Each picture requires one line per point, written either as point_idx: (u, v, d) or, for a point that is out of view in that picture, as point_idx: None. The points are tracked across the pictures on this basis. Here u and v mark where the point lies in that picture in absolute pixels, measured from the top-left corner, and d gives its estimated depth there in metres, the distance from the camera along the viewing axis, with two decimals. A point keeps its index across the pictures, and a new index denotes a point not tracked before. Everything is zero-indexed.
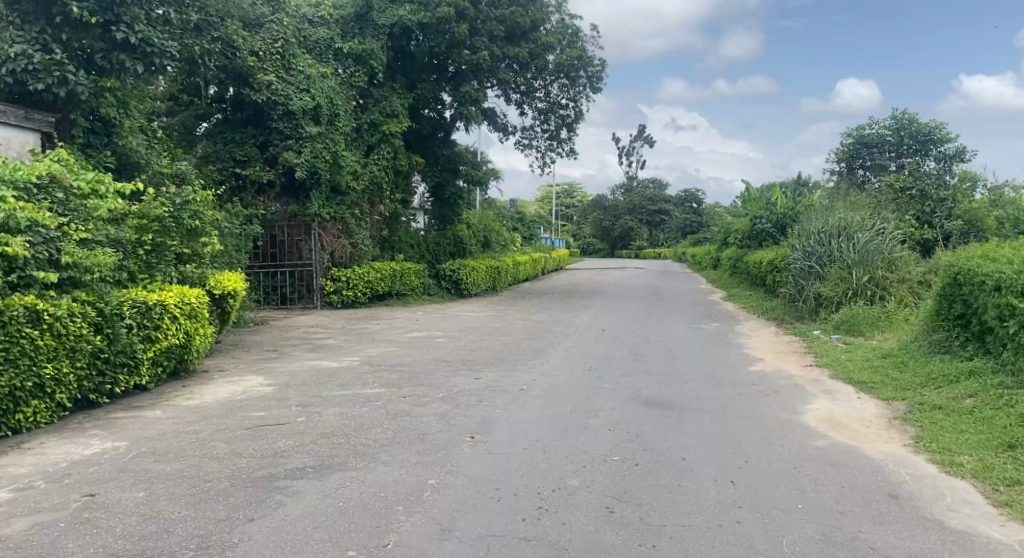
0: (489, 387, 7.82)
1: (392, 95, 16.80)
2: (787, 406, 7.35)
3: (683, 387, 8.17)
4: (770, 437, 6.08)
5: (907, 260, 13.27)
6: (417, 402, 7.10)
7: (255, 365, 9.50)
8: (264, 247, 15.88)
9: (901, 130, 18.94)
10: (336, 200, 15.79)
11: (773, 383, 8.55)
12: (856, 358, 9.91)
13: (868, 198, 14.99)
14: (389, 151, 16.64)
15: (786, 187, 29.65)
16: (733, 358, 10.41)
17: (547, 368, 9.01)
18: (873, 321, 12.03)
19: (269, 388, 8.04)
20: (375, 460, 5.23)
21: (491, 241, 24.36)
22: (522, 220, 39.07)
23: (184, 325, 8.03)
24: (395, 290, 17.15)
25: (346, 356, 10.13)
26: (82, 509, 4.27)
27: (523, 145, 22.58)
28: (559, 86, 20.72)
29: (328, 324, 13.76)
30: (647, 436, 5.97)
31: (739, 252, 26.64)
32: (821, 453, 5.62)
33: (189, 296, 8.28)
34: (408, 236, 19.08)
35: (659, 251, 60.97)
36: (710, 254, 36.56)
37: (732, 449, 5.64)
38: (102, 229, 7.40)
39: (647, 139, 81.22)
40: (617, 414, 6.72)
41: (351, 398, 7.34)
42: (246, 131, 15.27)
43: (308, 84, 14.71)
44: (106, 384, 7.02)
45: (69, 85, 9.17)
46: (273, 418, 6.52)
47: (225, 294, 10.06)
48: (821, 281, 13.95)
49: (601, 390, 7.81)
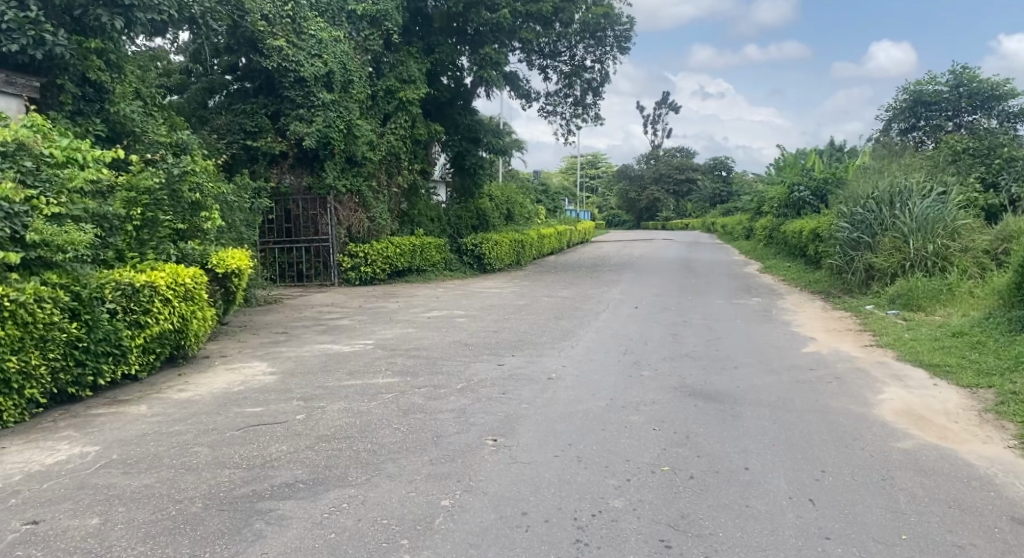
0: (515, 376, 6.97)
1: (409, 60, 15.88)
2: (855, 397, 6.45)
3: (732, 373, 7.28)
4: (846, 436, 5.19)
5: (972, 228, 12.12)
6: (433, 395, 6.28)
7: (260, 350, 8.73)
8: (278, 221, 15.04)
9: (959, 86, 17.89)
10: (351, 170, 15.02)
11: (833, 368, 7.65)
12: (922, 337, 8.95)
13: (924, 160, 13.85)
14: (405, 120, 15.75)
15: (825, 153, 28.45)
16: (782, 338, 9.47)
17: (578, 352, 8.17)
18: (934, 294, 11.01)
19: (270, 377, 7.25)
20: (380, 472, 4.40)
21: (514, 213, 23.40)
22: (547, 192, 38.12)
23: (178, 308, 7.27)
24: (415, 266, 16.38)
25: (360, 339, 9.36)
26: (16, 545, 3.51)
27: (546, 112, 21.60)
28: (585, 47, 19.64)
29: (345, 303, 13.02)
30: (700, 437, 5.12)
31: (773, 221, 25.52)
32: (911, 457, 4.75)
33: (184, 276, 7.51)
34: (429, 209, 18.26)
35: (687, 221, 59.53)
36: (744, 225, 35.42)
37: (801, 454, 4.79)
38: (80, 202, 6.63)
39: (673, 107, 79.18)
40: (661, 409, 5.84)
41: (359, 390, 6.54)
42: (257, 100, 14.41)
43: (320, 49, 13.86)
44: (87, 376, 6.26)
45: (46, 46, 8.45)
46: (269, 417, 5.71)
47: (229, 272, 9.21)
48: (873, 251, 12.89)
49: (640, 378, 6.92)
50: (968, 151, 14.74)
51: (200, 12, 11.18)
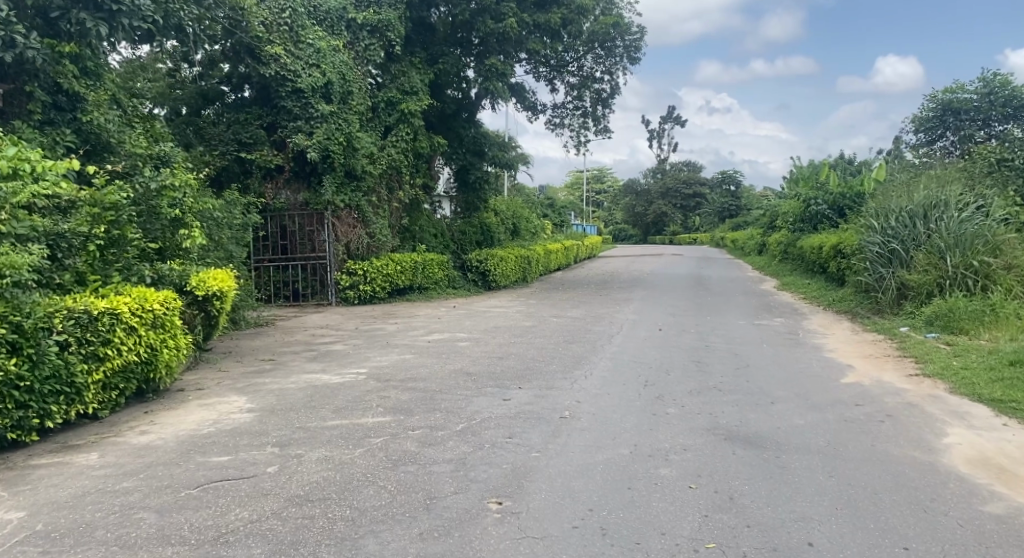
0: (522, 415, 6.10)
1: (411, 70, 15.11)
2: (916, 440, 5.62)
3: (770, 410, 6.43)
4: (921, 495, 4.40)
5: (1014, 244, 11.30)
6: (428, 440, 5.41)
7: (240, 381, 7.87)
8: (273, 238, 14.24)
9: (990, 95, 19.20)
10: (351, 185, 14.24)
11: (883, 403, 6.78)
12: (974, 365, 8.13)
13: (959, 170, 12.98)
14: (407, 132, 14.95)
15: (839, 166, 27.69)
16: (816, 365, 8.61)
17: (593, 384, 7.30)
18: (977, 315, 10.16)
19: (247, 416, 6.41)
20: (357, 554, 3.60)
21: (520, 228, 22.56)
22: (552, 206, 37.26)
23: (144, 337, 6.44)
24: (417, 284, 15.49)
25: (351, 368, 8.50)
26: None
27: (554, 124, 20.82)
28: (594, 58, 18.87)
29: (340, 325, 12.20)
30: (746, 497, 4.29)
31: (788, 235, 24.60)
32: (1011, 530, 3.96)
33: (153, 301, 6.68)
34: (431, 224, 17.50)
35: (695, 237, 58.60)
36: (754, 240, 34.61)
37: (873, 523, 3.98)
38: (26, 219, 5.88)
39: (679, 121, 78.46)
40: (695, 459, 5.00)
41: (345, 433, 5.69)
42: (251, 111, 13.80)
43: (319, 58, 13.22)
44: (31, 419, 5.45)
45: (16, 49, 7.59)
46: (235, 469, 4.87)
47: (210, 295, 8.34)
48: (906, 268, 12.04)
49: (666, 418, 6.05)
50: (1001, 164, 14.00)
51: (195, 19, 10.34)
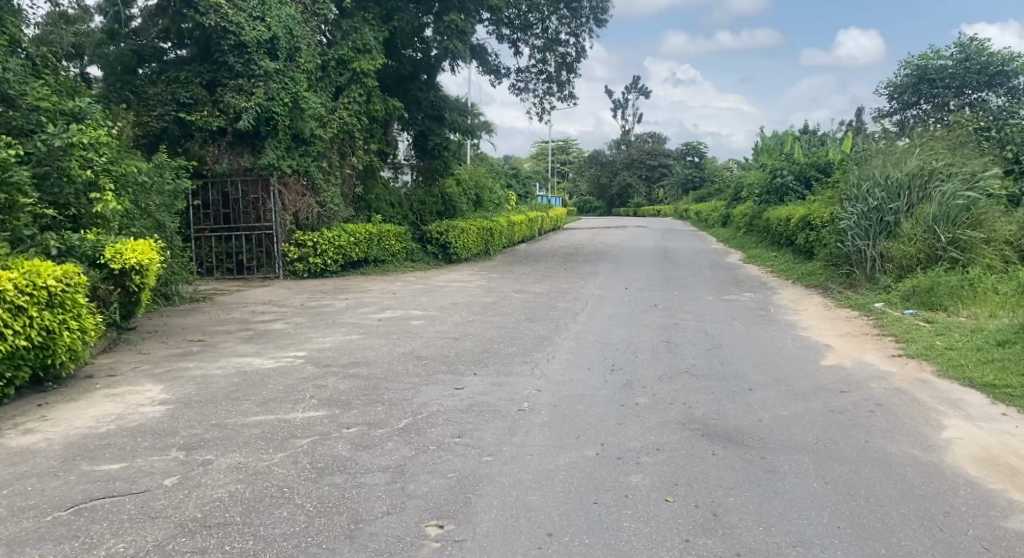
0: (475, 408, 5.36)
1: (364, 26, 14.07)
2: (912, 435, 5.01)
3: (750, 398, 5.79)
4: (933, 507, 3.79)
5: (996, 215, 10.83)
6: (363, 441, 4.65)
7: (161, 366, 7.00)
8: (214, 206, 13.21)
9: (966, 61, 18.89)
10: (298, 149, 13.21)
11: (870, 390, 6.18)
12: (959, 345, 7.60)
13: (942, 137, 12.43)
14: (360, 94, 14.02)
15: (809, 137, 27.31)
16: (793, 345, 8.01)
17: (556, 370, 6.59)
18: (957, 292, 9.63)
19: (159, 409, 5.57)
20: None
21: (483, 199, 21.72)
22: (517, 177, 36.37)
23: (36, 319, 5.54)
24: (371, 256, 14.61)
25: (290, 351, 7.66)
26: None
27: (518, 89, 19.90)
28: (559, 18, 17.97)
29: (284, 301, 11.31)
30: (733, 514, 3.64)
31: (754, 207, 24.12)
32: None
33: (49, 275, 5.76)
34: (387, 193, 16.59)
35: (659, 209, 58.19)
36: (718, 212, 34.16)
37: (884, 548, 3.38)
38: None
39: (644, 92, 77.75)
40: (672, 461, 4.33)
41: (269, 432, 4.90)
42: (193, 68, 12.45)
43: (262, 11, 12.17)
44: None
45: None
46: (126, 479, 4.06)
47: (128, 268, 7.37)
48: (886, 241, 11.50)
49: (636, 410, 5.36)
50: (981, 134, 13.51)
51: None
